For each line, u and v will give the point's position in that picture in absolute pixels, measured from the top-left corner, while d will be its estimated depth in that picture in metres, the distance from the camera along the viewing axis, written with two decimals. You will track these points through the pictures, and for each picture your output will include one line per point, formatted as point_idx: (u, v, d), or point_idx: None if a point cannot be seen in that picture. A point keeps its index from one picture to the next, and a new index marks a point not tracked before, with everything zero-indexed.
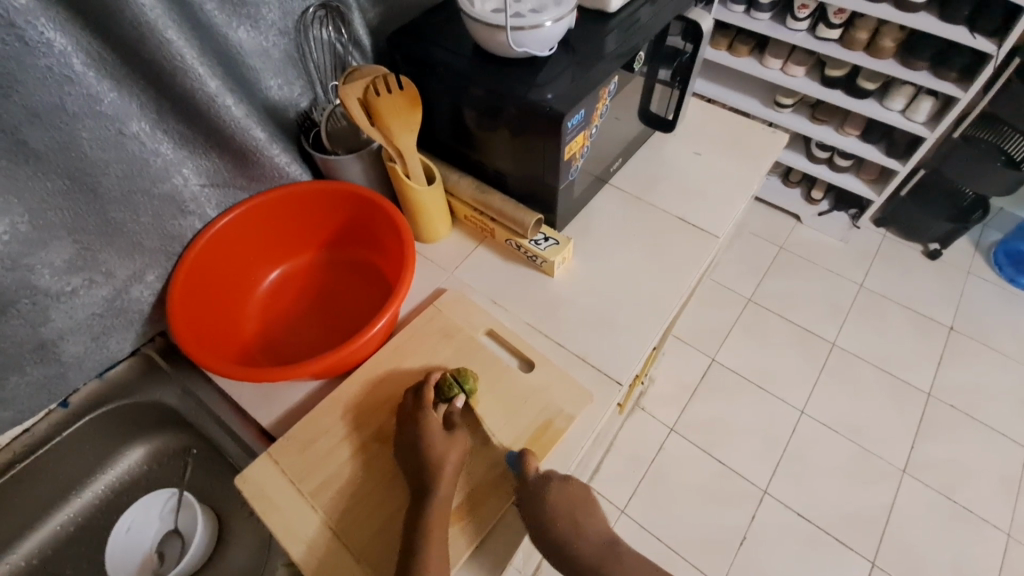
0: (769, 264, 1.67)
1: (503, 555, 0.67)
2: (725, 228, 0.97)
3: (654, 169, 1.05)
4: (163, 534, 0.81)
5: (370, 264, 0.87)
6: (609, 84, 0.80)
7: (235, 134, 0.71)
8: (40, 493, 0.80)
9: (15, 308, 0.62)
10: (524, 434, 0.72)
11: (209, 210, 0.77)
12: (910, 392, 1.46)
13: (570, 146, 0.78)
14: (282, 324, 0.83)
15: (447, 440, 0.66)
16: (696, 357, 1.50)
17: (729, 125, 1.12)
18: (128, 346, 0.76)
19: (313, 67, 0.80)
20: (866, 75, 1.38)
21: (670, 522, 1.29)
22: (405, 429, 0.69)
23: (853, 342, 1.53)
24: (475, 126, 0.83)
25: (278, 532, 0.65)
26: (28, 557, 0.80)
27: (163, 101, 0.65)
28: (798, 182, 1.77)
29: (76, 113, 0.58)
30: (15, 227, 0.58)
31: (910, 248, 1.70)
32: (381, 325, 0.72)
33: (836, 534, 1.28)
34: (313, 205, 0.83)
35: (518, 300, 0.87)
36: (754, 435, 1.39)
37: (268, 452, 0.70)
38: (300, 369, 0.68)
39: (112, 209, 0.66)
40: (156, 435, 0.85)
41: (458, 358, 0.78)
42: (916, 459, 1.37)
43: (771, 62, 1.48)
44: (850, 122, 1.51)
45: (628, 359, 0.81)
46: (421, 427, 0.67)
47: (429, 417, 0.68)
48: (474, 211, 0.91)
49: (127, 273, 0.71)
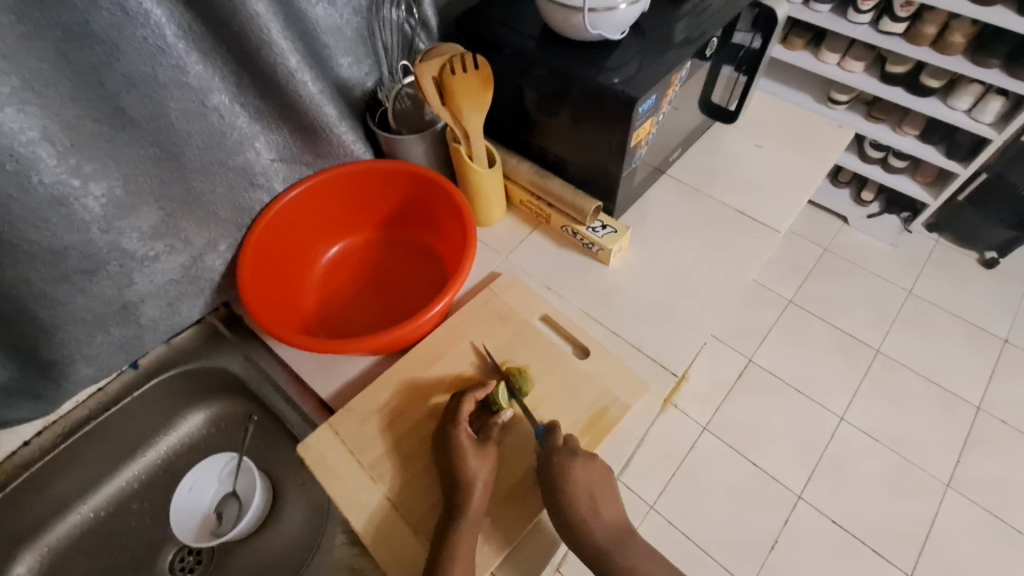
0: (814, 266, 1.62)
1: (542, 553, 0.66)
2: (787, 223, 0.95)
3: (711, 161, 1.02)
4: (222, 496, 0.85)
5: (427, 246, 0.88)
6: (681, 70, 0.78)
7: (308, 110, 0.72)
8: (111, 448, 0.84)
9: (105, 270, 0.64)
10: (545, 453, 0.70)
11: (277, 184, 0.78)
12: (957, 405, 1.40)
13: (638, 132, 0.76)
14: (340, 300, 0.84)
15: (461, 459, 0.64)
16: (731, 357, 1.48)
17: (787, 119, 1.09)
18: (197, 313, 0.79)
19: (382, 47, 0.80)
20: (931, 72, 1.32)
21: (700, 522, 1.27)
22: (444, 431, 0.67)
23: (899, 350, 1.48)
24: (538, 109, 0.83)
25: (338, 500, 0.67)
26: (97, 509, 0.84)
27: (243, 74, 0.66)
28: (847, 182, 1.70)
29: (167, 83, 0.60)
30: (111, 191, 0.60)
31: (965, 255, 1.63)
32: (439, 308, 0.72)
33: (873, 545, 1.25)
34: (377, 184, 0.84)
35: (573, 285, 0.87)
36: (792, 440, 1.36)
37: (327, 421, 0.72)
38: (362, 343, 0.69)
39: (193, 178, 0.68)
40: (216, 401, 0.88)
41: (516, 338, 0.78)
42: (961, 474, 1.32)
43: (827, 56, 1.41)
44: (908, 121, 1.44)
45: (682, 350, 0.80)
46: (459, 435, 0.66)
47: (459, 434, 0.66)
48: (531, 196, 0.91)
49: (202, 241, 0.73)
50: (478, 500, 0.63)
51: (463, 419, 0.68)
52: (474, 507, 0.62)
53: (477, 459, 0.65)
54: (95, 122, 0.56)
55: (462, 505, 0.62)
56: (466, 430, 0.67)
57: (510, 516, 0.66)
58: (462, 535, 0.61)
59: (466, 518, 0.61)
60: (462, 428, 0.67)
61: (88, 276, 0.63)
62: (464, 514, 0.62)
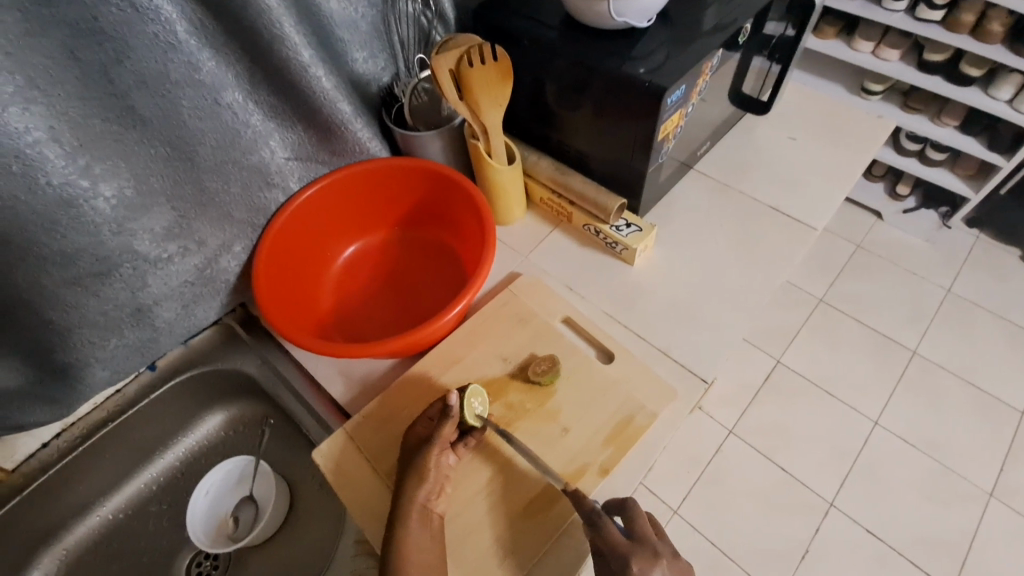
0: (846, 264, 1.55)
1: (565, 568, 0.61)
2: (823, 218, 0.89)
3: (740, 155, 0.97)
4: (239, 500, 0.84)
5: (445, 246, 0.85)
6: (712, 58, 0.74)
7: (323, 107, 0.70)
8: (129, 450, 0.84)
9: (118, 272, 0.63)
10: (565, 467, 0.66)
11: (293, 183, 0.77)
12: (1000, 410, 1.33)
13: (666, 124, 0.72)
14: (356, 301, 0.82)
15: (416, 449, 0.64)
16: (759, 359, 1.42)
17: (821, 110, 1.03)
18: (213, 315, 0.77)
19: (398, 41, 0.78)
20: (971, 60, 1.24)
21: (727, 529, 1.22)
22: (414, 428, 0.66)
23: (937, 352, 1.40)
24: (559, 103, 0.79)
25: (352, 507, 0.65)
26: (116, 511, 0.84)
27: (256, 71, 0.64)
28: (882, 176, 1.63)
29: (178, 81, 0.58)
30: (122, 191, 0.59)
31: (1008, 252, 1.54)
32: (457, 311, 0.69)
33: (910, 556, 1.19)
34: (393, 182, 0.82)
35: (595, 286, 0.84)
36: (822, 445, 1.30)
37: (344, 427, 0.70)
38: (377, 346, 0.67)
39: (206, 178, 0.67)
40: (234, 403, 0.87)
41: (538, 343, 0.75)
42: (1005, 483, 1.25)
43: (860, 45, 1.34)
44: (947, 112, 1.36)
45: (710, 354, 0.76)
46: (419, 432, 0.65)
47: (415, 430, 0.65)
48: (551, 194, 0.87)
49: (217, 242, 0.72)
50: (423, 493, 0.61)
51: (423, 417, 0.66)
52: (416, 512, 0.60)
53: (428, 463, 0.62)
54: (104, 121, 0.55)
55: (408, 514, 0.60)
56: (420, 426, 0.66)
57: (533, 528, 0.63)
58: (407, 542, 0.58)
59: (410, 525, 0.59)
60: (418, 427, 0.66)
61: (102, 279, 0.62)
62: (407, 523, 0.59)
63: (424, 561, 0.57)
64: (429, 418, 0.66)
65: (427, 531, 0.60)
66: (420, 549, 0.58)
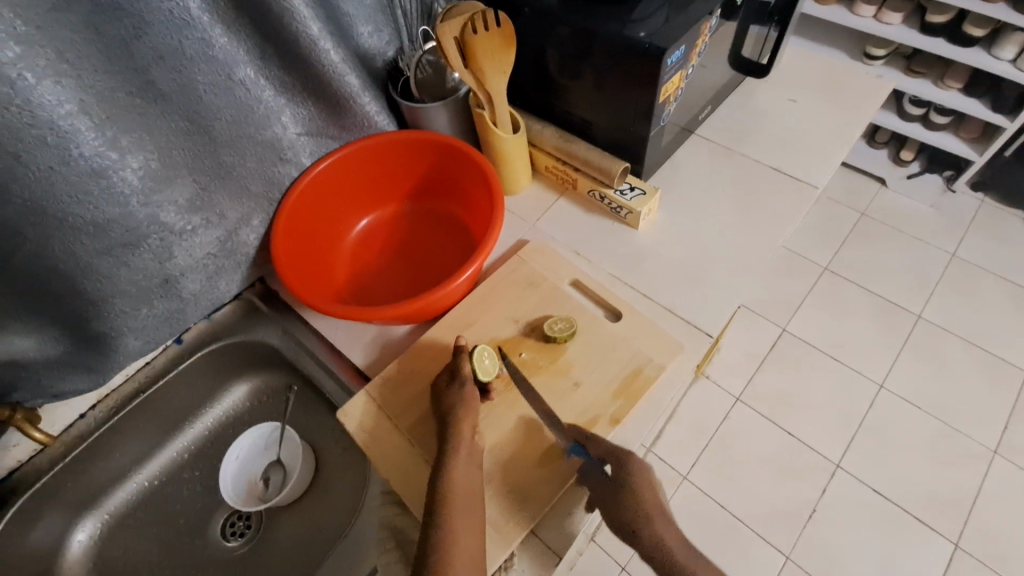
0: (850, 231, 1.56)
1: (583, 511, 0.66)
2: (824, 179, 0.91)
3: (742, 120, 0.99)
4: (268, 463, 0.89)
5: (454, 216, 0.88)
6: (711, 19, 0.75)
7: (331, 80, 0.72)
8: (159, 420, 0.87)
9: (146, 243, 0.66)
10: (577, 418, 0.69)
11: (305, 158, 0.79)
12: (1005, 371, 1.35)
13: (667, 87, 0.74)
14: (370, 271, 0.85)
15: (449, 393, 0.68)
16: (765, 328, 1.44)
17: (821, 73, 1.04)
18: (235, 288, 0.80)
19: (401, 13, 0.79)
20: (974, 20, 1.23)
21: (735, 492, 1.26)
22: (443, 380, 0.70)
23: (943, 316, 1.42)
24: (560, 71, 0.81)
25: (381, 464, 0.68)
26: (152, 478, 0.88)
27: (267, 46, 0.66)
28: (885, 143, 1.62)
29: (193, 56, 0.60)
30: (147, 164, 0.62)
31: (1012, 214, 1.55)
32: (468, 274, 0.72)
33: (915, 513, 1.22)
34: (402, 154, 0.84)
35: (601, 250, 0.86)
36: (829, 409, 1.33)
37: (365, 390, 0.74)
38: (392, 310, 0.70)
39: (224, 152, 0.69)
40: (257, 374, 0.91)
41: (548, 302, 0.78)
42: (1009, 441, 1.27)
43: (862, 10, 1.33)
44: (951, 74, 1.35)
45: (716, 313, 0.79)
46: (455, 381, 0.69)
47: (439, 381, 0.70)
48: (556, 161, 0.89)
49: (236, 215, 0.74)
50: (467, 429, 0.65)
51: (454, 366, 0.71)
52: (465, 447, 0.64)
53: (465, 405, 0.67)
54: (128, 95, 0.58)
55: (450, 450, 0.63)
56: (445, 379, 0.70)
57: (556, 471, 0.66)
58: (455, 473, 0.62)
59: (457, 456, 0.63)
60: (444, 379, 0.70)
61: (131, 249, 0.65)
62: (454, 455, 0.63)
63: (469, 493, 0.61)
64: (448, 375, 0.71)
65: (474, 461, 0.64)
66: (471, 479, 0.62)
